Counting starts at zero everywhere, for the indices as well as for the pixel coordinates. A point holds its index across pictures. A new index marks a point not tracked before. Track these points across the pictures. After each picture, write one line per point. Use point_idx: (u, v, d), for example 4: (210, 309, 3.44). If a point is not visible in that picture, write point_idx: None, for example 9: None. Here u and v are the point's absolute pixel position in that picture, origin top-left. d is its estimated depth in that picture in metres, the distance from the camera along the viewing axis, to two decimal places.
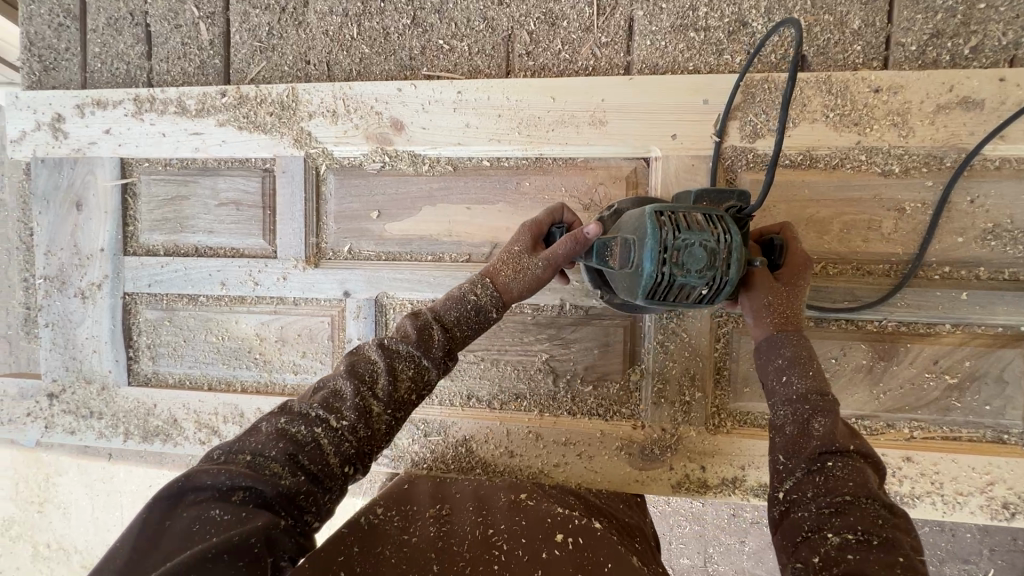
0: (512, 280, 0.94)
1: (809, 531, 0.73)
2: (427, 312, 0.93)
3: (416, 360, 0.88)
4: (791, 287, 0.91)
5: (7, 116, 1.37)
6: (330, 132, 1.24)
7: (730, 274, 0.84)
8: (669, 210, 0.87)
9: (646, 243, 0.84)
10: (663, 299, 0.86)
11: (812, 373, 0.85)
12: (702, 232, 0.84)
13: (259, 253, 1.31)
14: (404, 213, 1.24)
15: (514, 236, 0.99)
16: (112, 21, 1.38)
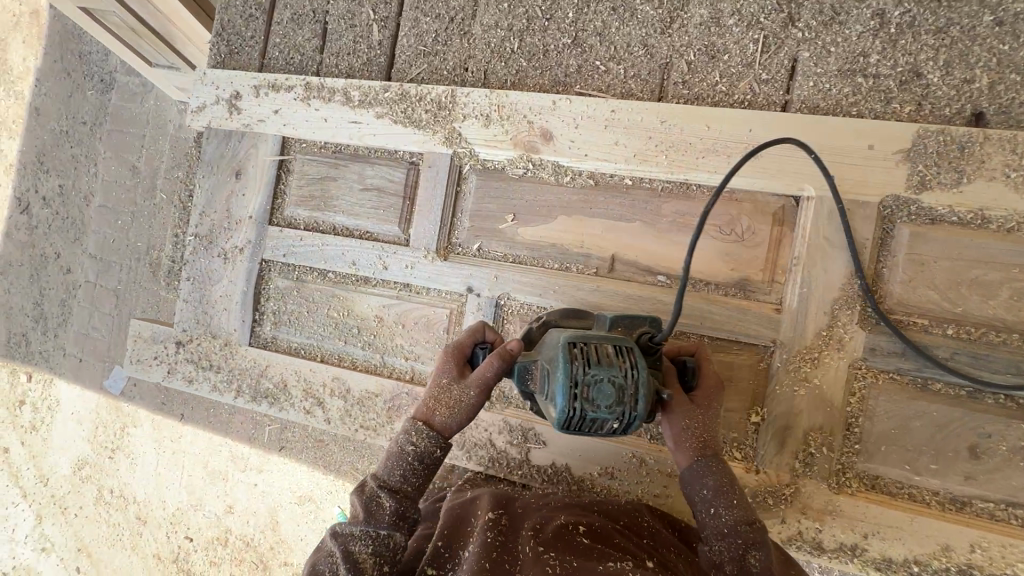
0: (444, 415, 1.05)
1: None
2: (373, 481, 1.05)
3: (377, 531, 0.96)
4: (704, 410, 1.01)
5: (193, 89, 1.53)
6: (480, 134, 1.29)
7: (638, 410, 0.88)
8: (582, 341, 0.93)
9: (557, 378, 0.90)
10: (578, 431, 0.92)
11: (734, 502, 0.94)
12: (611, 368, 0.90)
13: (391, 239, 1.37)
14: (537, 220, 1.27)
15: (440, 363, 1.09)
16: (296, 16, 1.53)
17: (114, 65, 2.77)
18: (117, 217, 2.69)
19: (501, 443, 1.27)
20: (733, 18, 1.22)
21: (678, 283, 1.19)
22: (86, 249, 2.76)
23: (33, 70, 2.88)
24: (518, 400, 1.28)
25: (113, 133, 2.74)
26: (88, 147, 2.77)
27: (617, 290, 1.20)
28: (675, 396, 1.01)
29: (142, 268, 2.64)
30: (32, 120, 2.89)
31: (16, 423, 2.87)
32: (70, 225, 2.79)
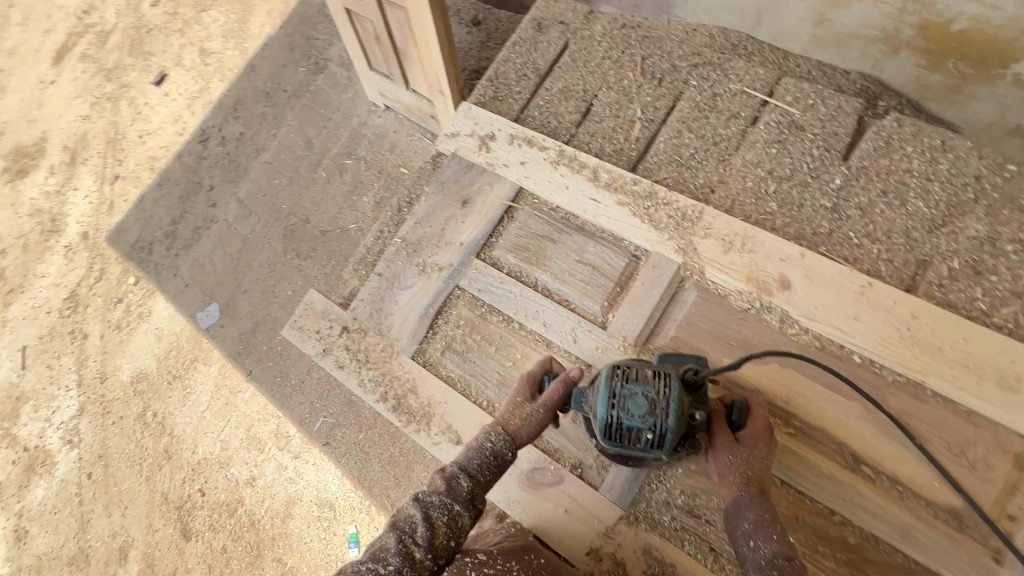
0: (519, 426, 1.12)
1: None
2: (453, 466, 1.08)
3: (453, 506, 1.00)
4: (746, 448, 1.08)
5: (452, 117, 1.67)
6: (715, 256, 1.31)
7: (669, 422, 1.02)
8: (624, 364, 1.09)
9: (599, 389, 1.06)
10: (618, 441, 1.05)
11: (774, 536, 0.97)
12: (645, 383, 1.05)
13: (588, 316, 1.38)
14: (744, 359, 1.26)
15: (514, 388, 1.19)
16: (565, 90, 1.66)
17: (333, 56, 2.98)
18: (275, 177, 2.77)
19: (633, 563, 1.22)
20: (1011, 245, 1.21)
21: (878, 480, 1.15)
22: (237, 193, 2.79)
23: (264, 39, 3.17)
24: (663, 526, 1.23)
25: (306, 108, 2.89)
26: (277, 111, 2.92)
27: (814, 463, 1.18)
28: (717, 436, 1.10)
29: (278, 230, 2.66)
30: (243, 73, 3.04)
31: (83, 316, 2.78)
32: (234, 167, 2.85)
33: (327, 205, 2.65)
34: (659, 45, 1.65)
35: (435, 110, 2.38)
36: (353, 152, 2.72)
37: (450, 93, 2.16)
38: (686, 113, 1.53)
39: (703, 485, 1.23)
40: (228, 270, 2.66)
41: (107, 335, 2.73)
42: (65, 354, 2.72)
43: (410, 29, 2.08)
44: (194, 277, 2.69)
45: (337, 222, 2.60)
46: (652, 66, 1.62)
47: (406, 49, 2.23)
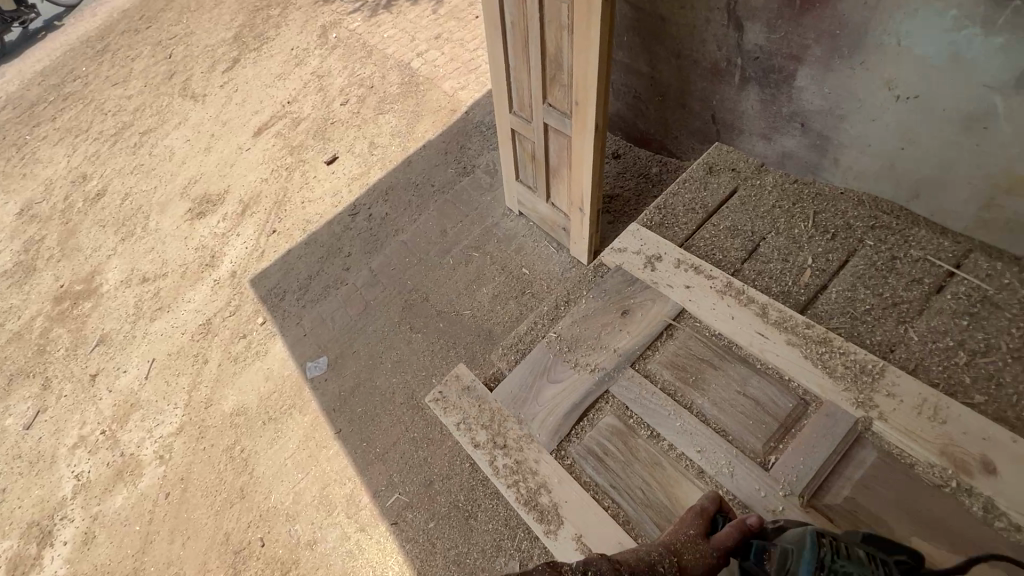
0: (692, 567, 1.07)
1: None
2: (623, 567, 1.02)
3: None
4: None
5: (620, 234, 1.80)
6: (901, 417, 1.25)
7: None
8: (830, 535, 1.04)
9: (806, 554, 1.00)
10: None
11: None
12: (860, 566, 0.99)
13: (748, 451, 1.32)
14: (935, 542, 1.13)
15: (683, 519, 1.15)
16: (732, 228, 1.75)
17: (481, 162, 3.34)
18: (408, 254, 3.02)
19: None
20: None
21: None
22: (369, 263, 3.07)
23: (426, 138, 3.60)
24: None
25: (448, 202, 3.18)
26: (424, 199, 3.27)
27: None
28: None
29: (399, 301, 2.82)
30: (399, 164, 3.53)
31: (209, 345, 3.02)
32: (374, 241, 3.18)
33: (447, 290, 2.78)
34: (828, 205, 1.74)
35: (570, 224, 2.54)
36: (484, 245, 2.90)
37: (589, 212, 2.31)
38: (860, 270, 1.55)
39: None
40: (343, 332, 2.82)
41: (214, 361, 2.94)
42: (183, 378, 2.92)
43: (568, 152, 2.30)
44: (303, 326, 2.93)
45: (454, 304, 2.71)
46: (822, 221, 1.70)
47: (556, 168, 2.45)
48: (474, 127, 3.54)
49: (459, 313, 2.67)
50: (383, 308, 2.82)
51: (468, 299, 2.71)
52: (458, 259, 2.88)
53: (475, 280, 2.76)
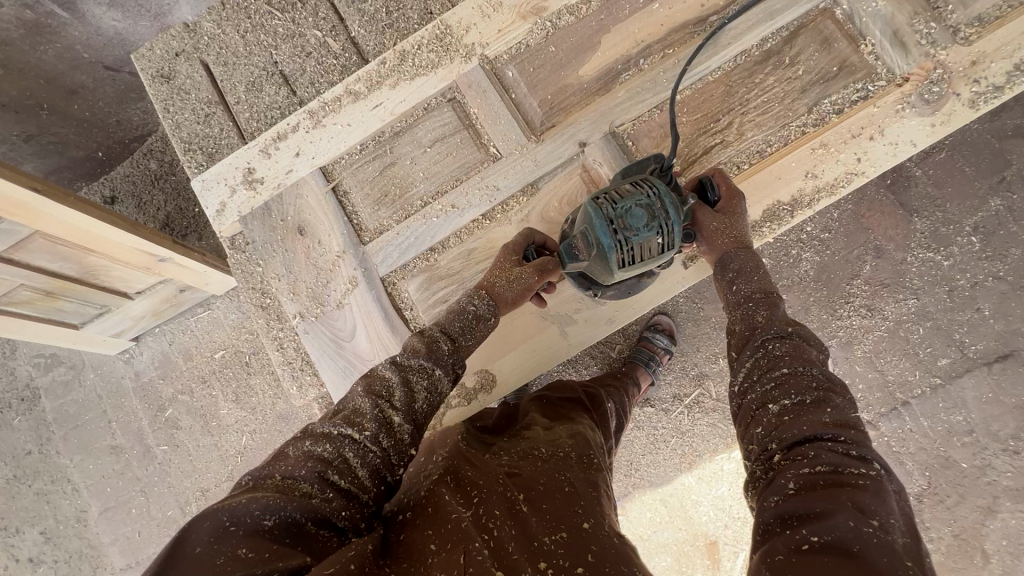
0: (505, 288, 1.15)
1: (757, 402, 0.91)
2: (433, 331, 1.05)
3: (430, 370, 0.97)
4: (727, 211, 1.18)
5: (200, 201, 1.42)
6: (489, 31, 1.35)
7: (671, 217, 1.10)
8: (603, 193, 1.13)
9: (596, 223, 1.10)
10: (631, 260, 1.11)
11: (752, 278, 1.10)
12: (635, 196, 1.10)
13: (479, 167, 1.34)
14: (586, 57, 1.33)
15: (501, 254, 1.21)
16: (251, 85, 1.51)
17: (27, 375, 2.37)
18: (131, 507, 2.28)
19: None
20: None
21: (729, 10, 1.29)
22: (119, 562, 2.27)
23: None
24: None
25: (79, 431, 2.33)
26: (53, 470, 2.33)
27: (693, 50, 1.28)
28: (701, 216, 1.19)
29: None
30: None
31: None
32: (88, 554, 2.29)
33: (201, 460, 2.25)
34: None
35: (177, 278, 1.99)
36: (162, 399, 2.30)
37: (174, 249, 1.86)
38: None
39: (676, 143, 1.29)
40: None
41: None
42: None
43: (73, 248, 1.68)
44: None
45: (228, 450, 2.22)
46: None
47: (90, 272, 1.81)
48: None
49: (242, 447, 2.22)
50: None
51: (227, 435, 2.23)
52: (168, 445, 2.27)
53: (209, 423, 2.24)
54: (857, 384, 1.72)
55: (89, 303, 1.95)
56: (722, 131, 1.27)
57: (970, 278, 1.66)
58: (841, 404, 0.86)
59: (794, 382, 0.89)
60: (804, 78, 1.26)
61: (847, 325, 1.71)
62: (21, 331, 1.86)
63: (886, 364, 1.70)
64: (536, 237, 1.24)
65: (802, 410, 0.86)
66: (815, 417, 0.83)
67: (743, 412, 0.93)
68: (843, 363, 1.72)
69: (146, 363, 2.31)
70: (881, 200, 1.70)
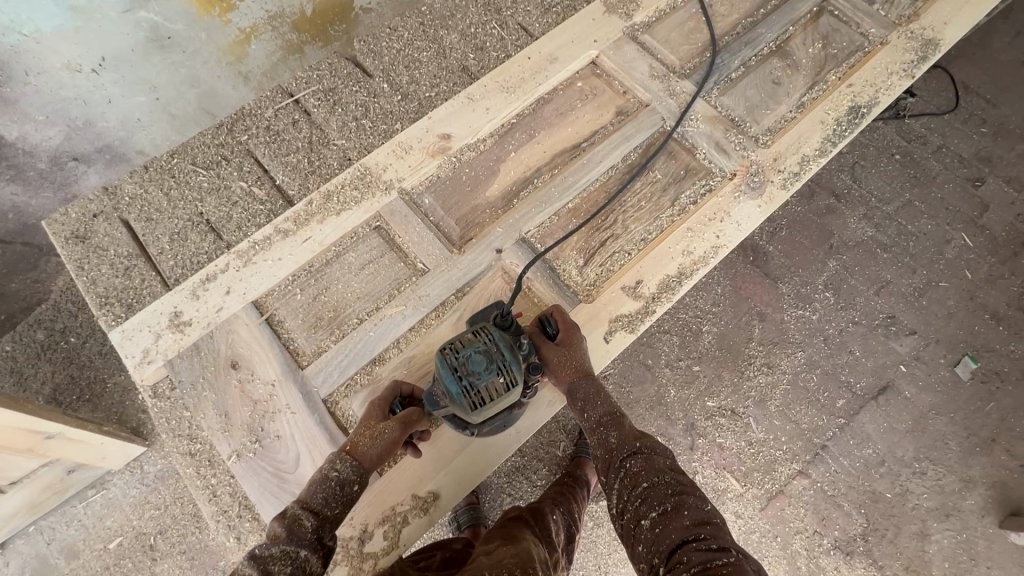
0: (369, 446, 1.20)
1: (635, 520, 1.10)
2: (295, 507, 1.10)
3: (293, 552, 1.01)
4: (566, 344, 1.35)
5: (118, 353, 1.38)
6: (404, 168, 1.57)
7: (508, 358, 1.22)
8: (449, 344, 1.25)
9: (442, 372, 1.21)
10: (481, 403, 1.20)
11: (597, 403, 1.31)
12: (474, 345, 1.23)
13: (408, 281, 1.47)
14: (490, 181, 1.58)
15: (370, 409, 1.27)
16: (176, 235, 1.57)
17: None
18: None
19: (621, 307, 1.46)
20: (473, 28, 1.84)
21: (595, 138, 1.64)
22: None
23: None
24: (600, 279, 1.49)
25: None
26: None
27: (574, 168, 1.59)
28: (545, 350, 1.35)
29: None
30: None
31: None
32: None
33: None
34: (185, 149, 1.68)
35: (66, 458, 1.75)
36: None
37: (65, 421, 1.67)
38: (271, 152, 1.68)
39: (577, 240, 1.52)
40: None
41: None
42: None
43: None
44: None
45: None
46: (203, 158, 1.67)
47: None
48: None
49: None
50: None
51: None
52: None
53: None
54: (780, 437, 1.89)
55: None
56: (611, 226, 1.54)
57: (830, 326, 2.00)
58: (692, 506, 1.06)
59: (655, 495, 1.10)
60: (662, 181, 1.59)
61: (758, 383, 1.94)
62: None
63: (800, 413, 1.91)
64: (402, 388, 1.30)
65: (667, 517, 1.05)
66: (677, 523, 1.03)
67: (626, 532, 1.11)
68: (764, 420, 1.91)
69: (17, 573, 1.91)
70: (751, 274, 2.06)
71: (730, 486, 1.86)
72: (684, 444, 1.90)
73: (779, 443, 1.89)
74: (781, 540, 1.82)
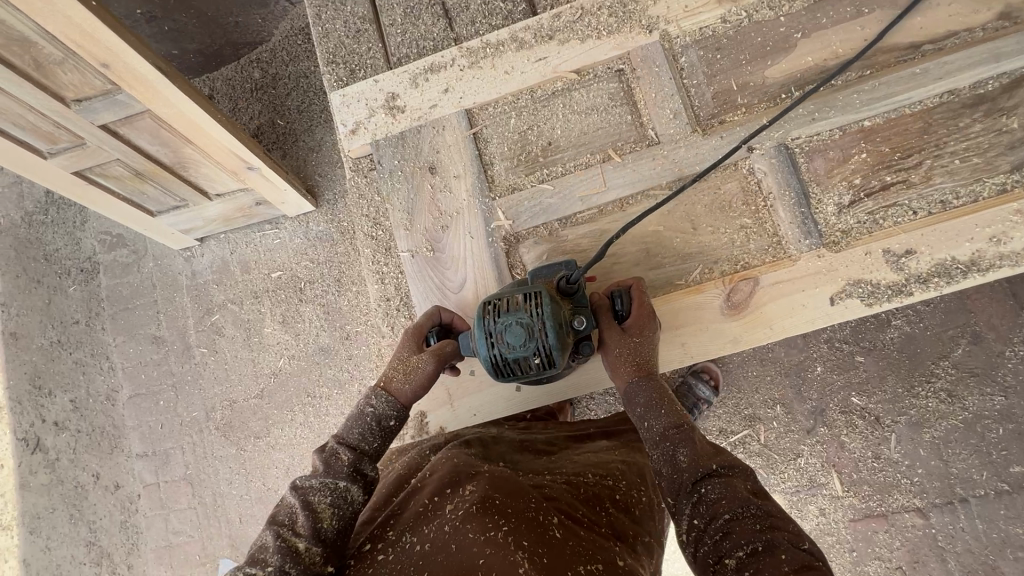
0: (401, 383, 1.11)
1: (715, 559, 0.84)
2: (334, 440, 1.05)
3: (336, 483, 0.98)
4: (635, 335, 1.14)
5: (334, 115, 1.38)
6: (677, 6, 1.26)
7: (549, 340, 1.04)
8: (494, 299, 1.09)
9: (475, 332, 1.08)
10: (511, 373, 1.08)
11: (663, 411, 1.06)
12: (519, 312, 1.05)
13: (629, 146, 1.27)
14: (776, 57, 1.23)
15: (399, 346, 1.17)
16: (411, 9, 1.43)
17: (91, 249, 2.40)
18: (159, 399, 2.31)
19: (872, 272, 1.15)
20: None
21: (948, 44, 1.17)
22: (132, 449, 2.31)
23: None
24: (858, 229, 1.17)
25: (126, 313, 2.36)
26: (94, 344, 2.37)
27: (900, 75, 1.17)
28: (608, 334, 1.15)
29: (212, 435, 2.25)
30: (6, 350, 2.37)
31: None
32: (101, 436, 2.33)
33: (235, 372, 2.25)
34: None
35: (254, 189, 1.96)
36: (211, 304, 2.30)
37: (264, 159, 1.82)
38: None
39: (853, 171, 1.18)
40: (204, 517, 2.24)
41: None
42: None
43: (175, 135, 1.62)
44: (172, 565, 2.26)
45: (262, 369, 2.22)
46: None
47: (182, 163, 1.77)
48: (26, 228, 2.42)
49: (277, 369, 2.21)
50: (215, 454, 2.24)
51: (264, 354, 2.23)
52: (207, 349, 2.28)
53: (251, 338, 2.24)
54: (919, 470, 1.57)
55: (170, 194, 1.92)
56: (907, 170, 1.16)
57: None
58: (790, 547, 0.80)
59: (742, 530, 0.85)
60: (1014, 134, 1.14)
61: (919, 402, 1.56)
62: (104, 204, 1.85)
63: (952, 456, 1.54)
64: (440, 317, 1.21)
65: (762, 558, 0.79)
66: (774, 564, 0.77)
67: (701, 569, 0.86)
68: (908, 445, 1.57)
69: (205, 266, 2.31)
70: (995, 289, 1.54)
71: (829, 485, 1.61)
72: (801, 425, 1.62)
73: (911, 472, 1.57)
74: (855, 557, 1.60)
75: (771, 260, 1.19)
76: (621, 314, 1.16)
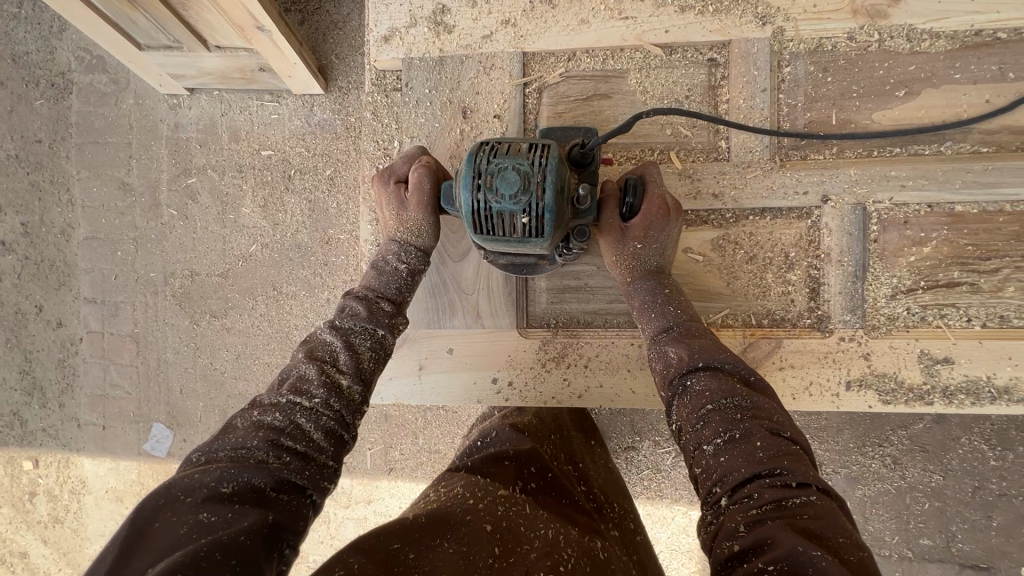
0: (408, 231, 1.07)
1: (693, 448, 0.86)
2: (368, 291, 1.05)
3: (373, 329, 0.99)
4: (637, 232, 1.02)
5: (367, 13, 1.14)
6: (803, 4, 1.04)
7: (546, 198, 0.80)
8: (494, 138, 0.86)
9: (461, 171, 0.84)
10: (489, 231, 0.84)
11: (660, 311, 1.00)
12: (518, 158, 0.82)
13: (694, 155, 1.09)
14: (890, 102, 1.05)
15: (384, 200, 1.09)
16: None
17: (65, 64, 2.08)
18: (118, 248, 2.11)
19: (900, 370, 1.05)
20: None
21: None
22: (81, 291, 2.13)
23: None
24: (904, 320, 1.06)
25: (94, 146, 2.09)
26: (54, 171, 2.12)
27: (1016, 166, 1.01)
28: (609, 227, 1.04)
29: (166, 301, 2.09)
30: None
31: (28, 522, 2.20)
32: (50, 271, 2.15)
33: (201, 245, 2.06)
34: None
35: (260, 51, 1.68)
36: (190, 165, 2.05)
37: (276, 23, 1.55)
38: None
39: (923, 257, 1.05)
40: (144, 378, 2.12)
41: (57, 525, 2.17)
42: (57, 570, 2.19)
43: None
44: (104, 415, 2.15)
45: (232, 249, 2.03)
46: None
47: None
48: None
49: (246, 252, 2.01)
50: (166, 320, 2.09)
51: (237, 234, 2.03)
52: (176, 213, 2.06)
53: (226, 213, 2.02)
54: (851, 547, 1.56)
55: (162, 31, 1.64)
56: (981, 273, 1.04)
57: None
58: (768, 433, 0.83)
59: (723, 418, 0.85)
60: None
61: (866, 465, 1.52)
62: (83, 19, 1.57)
63: (871, 514, 1.53)
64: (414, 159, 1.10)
65: (737, 450, 0.82)
66: (750, 453, 0.81)
67: (679, 449, 0.90)
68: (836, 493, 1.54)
69: (190, 121, 2.04)
70: None
71: None
72: None
73: None
74: None
75: (800, 326, 1.08)
76: (630, 209, 1.02)
